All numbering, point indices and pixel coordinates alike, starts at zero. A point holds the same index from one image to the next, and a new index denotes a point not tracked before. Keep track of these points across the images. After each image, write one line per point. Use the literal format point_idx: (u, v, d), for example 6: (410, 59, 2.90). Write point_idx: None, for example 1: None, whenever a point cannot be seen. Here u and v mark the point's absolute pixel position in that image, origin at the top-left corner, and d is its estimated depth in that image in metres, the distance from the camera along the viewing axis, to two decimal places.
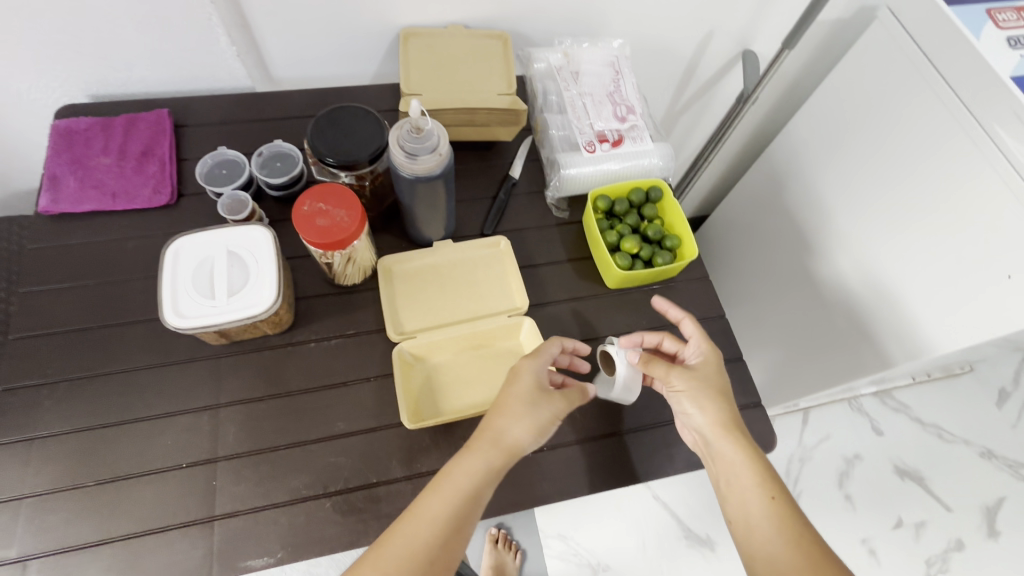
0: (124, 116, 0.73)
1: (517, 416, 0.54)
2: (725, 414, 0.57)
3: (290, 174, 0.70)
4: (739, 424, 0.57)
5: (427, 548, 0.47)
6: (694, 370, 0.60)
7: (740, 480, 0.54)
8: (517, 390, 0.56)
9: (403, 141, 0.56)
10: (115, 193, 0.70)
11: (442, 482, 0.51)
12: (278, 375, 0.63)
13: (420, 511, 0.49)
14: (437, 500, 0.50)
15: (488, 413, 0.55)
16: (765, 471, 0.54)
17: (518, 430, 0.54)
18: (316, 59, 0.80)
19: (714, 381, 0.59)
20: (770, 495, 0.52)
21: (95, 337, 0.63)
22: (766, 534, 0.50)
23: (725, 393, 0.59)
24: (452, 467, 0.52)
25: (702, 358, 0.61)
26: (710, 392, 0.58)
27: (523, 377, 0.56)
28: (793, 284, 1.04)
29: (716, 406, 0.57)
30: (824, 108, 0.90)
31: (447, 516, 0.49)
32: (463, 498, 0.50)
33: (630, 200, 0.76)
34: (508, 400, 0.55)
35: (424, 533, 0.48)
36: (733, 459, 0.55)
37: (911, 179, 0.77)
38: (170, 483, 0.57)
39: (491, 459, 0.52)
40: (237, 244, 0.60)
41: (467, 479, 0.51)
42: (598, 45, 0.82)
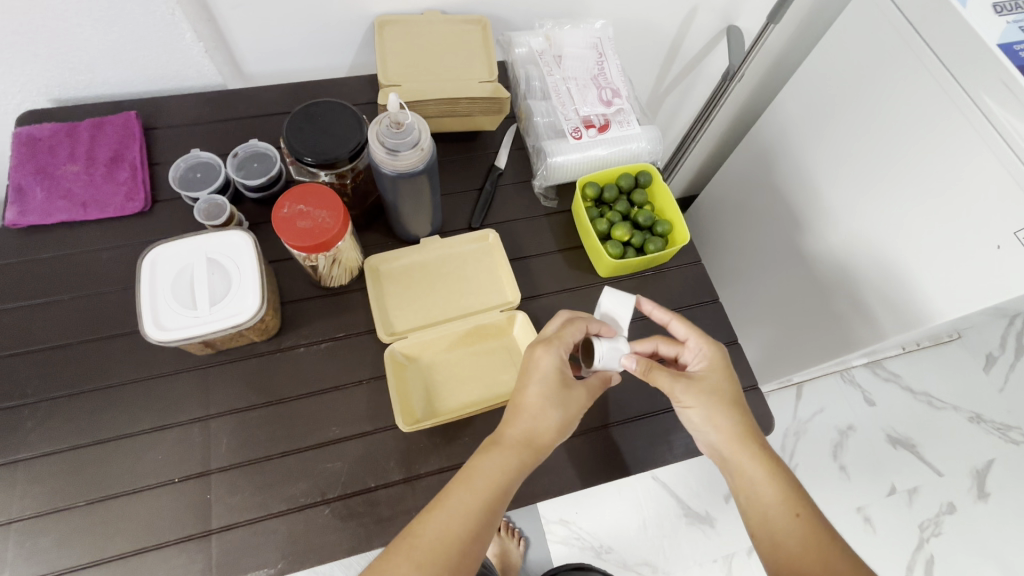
0: (90, 120, 0.70)
1: (546, 411, 0.53)
2: (740, 426, 0.55)
3: (269, 174, 0.68)
4: (753, 435, 0.55)
5: (458, 543, 0.46)
6: (701, 380, 0.56)
7: (763, 495, 0.52)
8: (537, 385, 0.53)
9: (382, 136, 0.53)
10: (86, 202, 0.67)
11: (472, 475, 0.50)
12: (268, 382, 0.61)
13: (449, 506, 0.48)
14: (468, 492, 0.49)
15: (511, 411, 0.53)
16: (788, 487, 0.53)
17: (547, 425, 0.53)
18: (289, 52, 0.77)
19: (726, 392, 0.56)
20: (794, 512, 0.51)
21: (75, 354, 0.61)
22: (795, 552, 0.49)
23: (739, 403, 0.56)
24: (481, 462, 0.50)
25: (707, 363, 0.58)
26: (723, 404, 0.55)
27: (544, 372, 0.53)
28: (784, 261, 1.04)
29: (730, 420, 0.55)
30: (812, 82, 0.89)
31: (476, 511, 0.48)
32: (493, 493, 0.49)
33: (619, 186, 0.74)
34: (534, 399, 0.53)
35: (451, 528, 0.47)
36: (754, 476, 0.53)
37: (901, 155, 0.76)
38: (163, 498, 0.56)
39: (521, 456, 0.51)
40: (216, 250, 0.57)
41: (496, 473, 0.50)
42: (580, 26, 0.80)
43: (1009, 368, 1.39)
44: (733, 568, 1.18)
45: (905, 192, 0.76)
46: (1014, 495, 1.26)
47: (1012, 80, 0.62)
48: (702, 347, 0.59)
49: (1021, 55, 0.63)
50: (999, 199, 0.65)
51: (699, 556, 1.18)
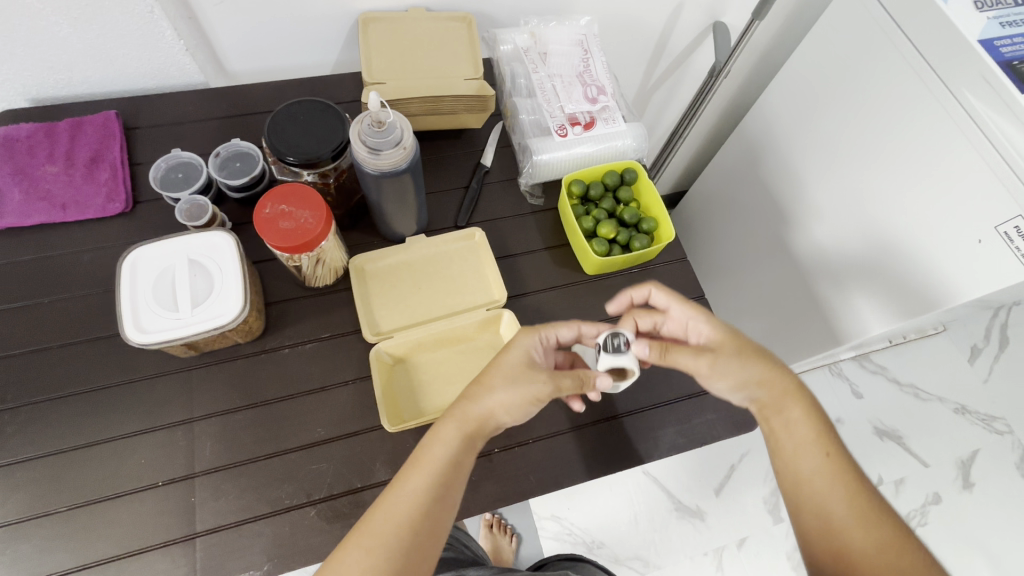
0: (68, 120, 0.69)
1: (498, 390, 0.52)
2: (776, 371, 0.54)
3: (252, 174, 0.67)
4: (787, 379, 0.54)
5: (408, 527, 0.46)
6: (723, 348, 0.54)
7: (795, 435, 0.52)
8: (501, 362, 0.54)
9: (364, 135, 0.53)
10: (65, 203, 0.66)
11: (421, 456, 0.50)
12: (253, 384, 0.61)
13: (400, 492, 0.47)
14: (417, 472, 0.49)
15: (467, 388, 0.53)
16: (820, 428, 0.53)
17: (497, 404, 0.51)
18: (272, 49, 0.77)
19: (751, 345, 0.55)
20: (826, 452, 0.51)
21: (55, 358, 0.60)
22: (824, 489, 0.49)
23: (764, 353, 0.55)
24: (430, 444, 0.50)
25: (716, 329, 0.56)
26: (752, 357, 0.54)
27: (512, 351, 0.54)
28: (771, 256, 1.04)
29: (762, 369, 0.54)
30: (797, 78, 0.89)
31: (425, 493, 0.47)
32: (443, 473, 0.49)
33: (605, 183, 0.75)
34: (491, 379, 0.53)
35: (404, 509, 0.46)
36: (789, 415, 0.53)
37: (885, 153, 0.77)
38: (147, 502, 0.55)
39: (468, 434, 0.51)
40: (198, 251, 0.57)
41: (445, 453, 0.50)
42: (565, 23, 0.79)
43: (994, 359, 1.41)
44: (723, 561, 1.19)
45: (888, 189, 0.77)
46: (999, 484, 1.28)
47: (993, 76, 0.63)
48: (693, 318, 0.57)
49: (1002, 51, 0.64)
50: (981, 195, 0.66)
51: (690, 550, 1.19)
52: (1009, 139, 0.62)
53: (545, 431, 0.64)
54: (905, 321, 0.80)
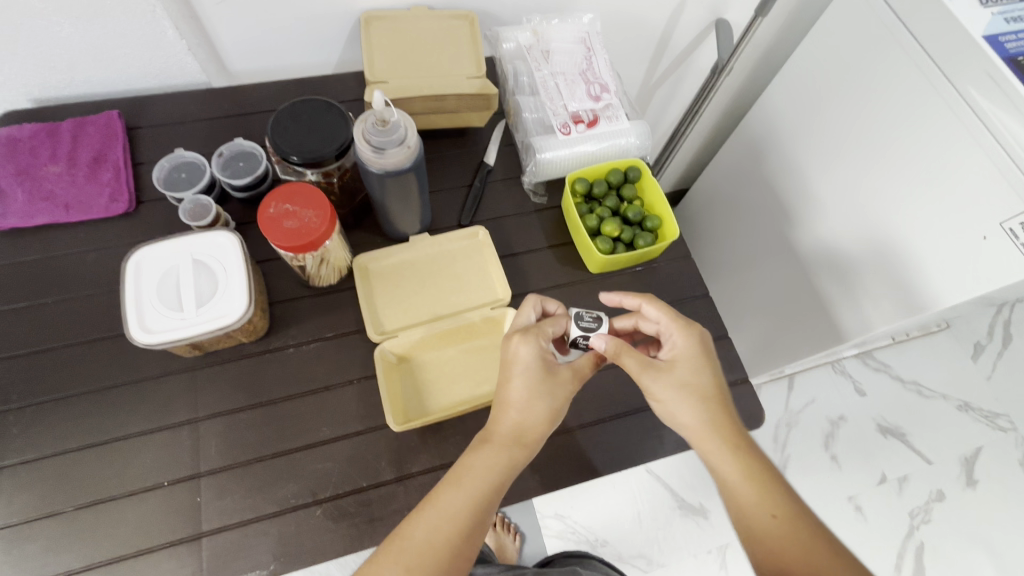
0: (71, 120, 0.69)
1: (535, 403, 0.52)
2: (713, 420, 0.53)
3: (255, 173, 0.67)
4: (724, 428, 0.53)
5: (448, 546, 0.45)
6: (672, 370, 0.55)
7: (738, 493, 0.51)
8: (521, 377, 0.52)
9: (368, 135, 0.53)
10: (68, 204, 0.66)
11: (463, 474, 0.49)
12: (258, 384, 0.61)
13: (439, 508, 0.47)
14: (458, 491, 0.48)
15: (499, 404, 0.53)
16: (764, 485, 0.50)
17: (535, 416, 0.52)
18: (275, 48, 0.76)
19: (696, 383, 0.54)
20: (772, 512, 0.49)
21: (60, 358, 0.60)
22: (778, 551, 0.47)
23: (712, 394, 0.54)
24: (468, 461, 0.50)
25: (683, 349, 0.56)
26: (692, 396, 0.54)
27: (523, 362, 0.53)
28: (775, 253, 1.04)
29: (699, 414, 0.53)
30: (801, 74, 0.89)
31: (465, 509, 0.47)
32: (484, 490, 0.48)
33: (608, 181, 0.74)
34: (524, 391, 0.52)
35: (447, 529, 0.46)
36: (727, 473, 0.51)
37: (889, 150, 0.76)
38: (153, 502, 0.55)
39: (510, 449, 0.51)
40: (203, 251, 0.57)
41: (484, 469, 0.49)
42: (568, 21, 0.79)
43: (998, 356, 1.40)
44: (726, 559, 1.19)
45: (892, 187, 0.77)
46: (1002, 481, 1.28)
47: (996, 71, 0.62)
48: (675, 333, 0.57)
49: (1006, 46, 0.62)
50: (987, 193, 0.66)
51: (694, 548, 1.19)
52: (1015, 137, 0.62)
53: (548, 430, 0.64)
54: (909, 319, 0.80)
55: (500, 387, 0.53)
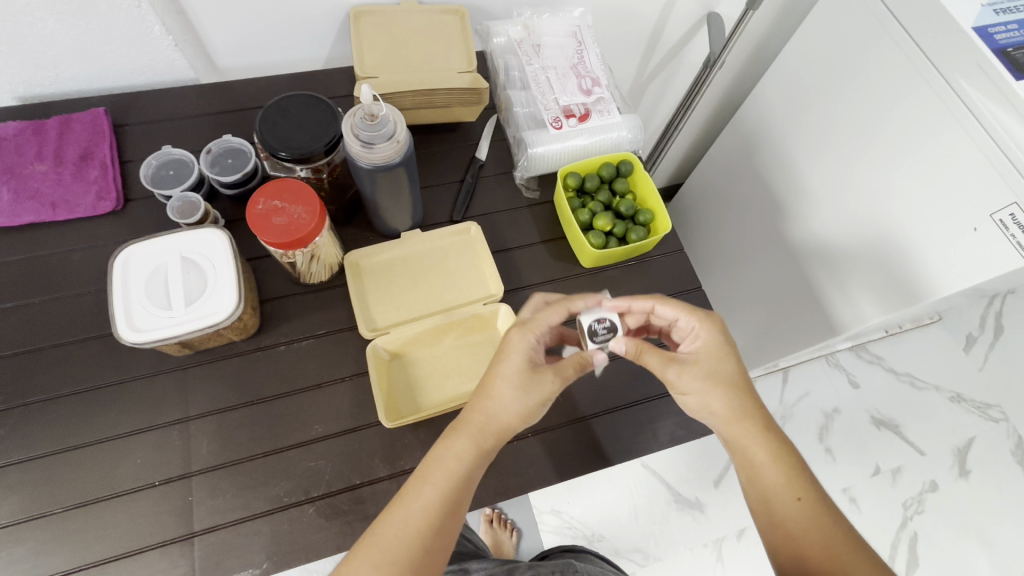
0: (56, 118, 0.68)
1: (507, 399, 0.51)
2: (742, 406, 0.53)
3: (244, 170, 0.66)
4: (753, 414, 0.53)
5: (415, 542, 0.45)
6: (698, 363, 0.54)
7: (766, 477, 0.51)
8: (506, 368, 0.52)
9: (357, 129, 0.52)
10: (55, 202, 0.65)
11: (432, 468, 0.49)
12: (249, 382, 0.61)
13: (409, 502, 0.47)
14: (427, 486, 0.48)
15: (475, 396, 0.53)
16: (790, 469, 0.51)
17: (507, 411, 0.51)
18: (263, 44, 0.76)
19: (723, 372, 0.54)
20: (797, 496, 0.49)
21: (48, 359, 0.59)
22: (799, 536, 0.48)
23: (737, 382, 0.54)
24: (439, 455, 0.49)
25: (705, 341, 0.55)
26: (721, 385, 0.53)
27: (512, 355, 0.53)
28: (768, 246, 1.04)
29: (728, 402, 0.53)
30: (793, 67, 0.89)
31: (433, 504, 0.47)
32: (452, 485, 0.48)
33: (601, 175, 0.74)
34: (499, 388, 0.52)
35: (414, 524, 0.46)
36: (756, 457, 0.52)
37: (882, 141, 0.76)
38: (144, 502, 0.55)
39: (480, 444, 0.50)
40: (192, 249, 0.56)
41: (454, 464, 0.49)
42: (558, 14, 0.79)
43: (989, 348, 1.41)
44: (722, 552, 1.19)
45: (884, 179, 0.77)
46: (995, 471, 1.29)
47: (987, 63, 0.63)
48: (694, 325, 0.56)
49: (996, 38, 0.63)
50: (976, 184, 0.66)
51: (690, 542, 1.20)
52: (1004, 128, 0.62)
53: (542, 425, 0.64)
54: (901, 311, 0.80)
55: (482, 380, 0.53)
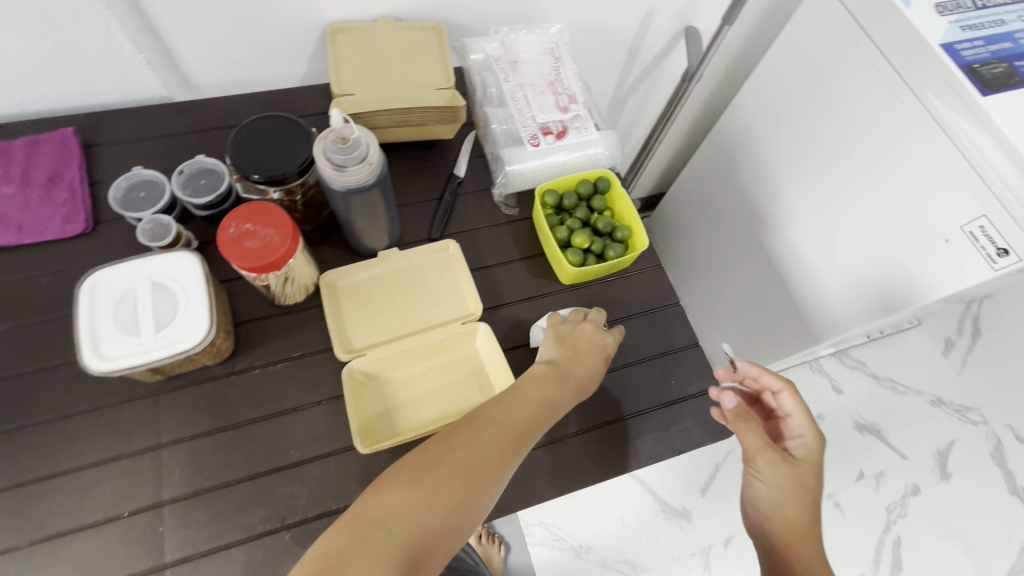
0: (24, 138, 0.67)
1: (597, 375, 0.58)
2: (806, 520, 0.56)
3: (218, 191, 0.65)
4: (815, 534, 0.55)
5: (520, 433, 0.48)
6: (797, 467, 0.58)
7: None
8: (604, 349, 0.60)
9: (329, 152, 0.51)
10: (21, 225, 0.64)
11: (544, 385, 0.53)
12: (223, 407, 0.59)
13: (521, 412, 0.50)
14: (537, 397, 0.52)
15: (579, 351, 0.59)
16: None
17: (597, 377, 0.58)
18: (239, 60, 0.76)
19: (804, 482, 0.57)
20: None
21: (13, 387, 0.58)
22: None
23: (812, 499, 0.57)
24: (550, 390, 0.53)
25: (801, 451, 0.60)
26: (797, 491, 0.56)
27: (610, 345, 0.61)
28: (750, 255, 1.05)
29: (801, 510, 0.56)
30: (770, 80, 0.90)
31: (538, 415, 0.50)
32: (552, 410, 0.52)
33: (578, 192, 0.74)
34: (594, 360, 0.59)
35: (520, 419, 0.49)
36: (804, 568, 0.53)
37: (856, 155, 0.78)
38: (113, 534, 0.54)
39: (575, 393, 0.56)
40: (162, 274, 0.55)
41: (555, 405, 0.53)
42: (535, 32, 0.80)
43: (967, 351, 1.44)
44: (710, 561, 1.19)
45: (859, 191, 0.79)
46: (975, 473, 1.31)
47: (953, 79, 0.63)
48: (805, 431, 0.61)
49: (963, 55, 0.63)
50: (943, 194, 0.67)
51: (678, 551, 1.20)
52: (972, 142, 0.63)
53: None
54: (881, 320, 0.82)
55: (584, 343, 0.60)
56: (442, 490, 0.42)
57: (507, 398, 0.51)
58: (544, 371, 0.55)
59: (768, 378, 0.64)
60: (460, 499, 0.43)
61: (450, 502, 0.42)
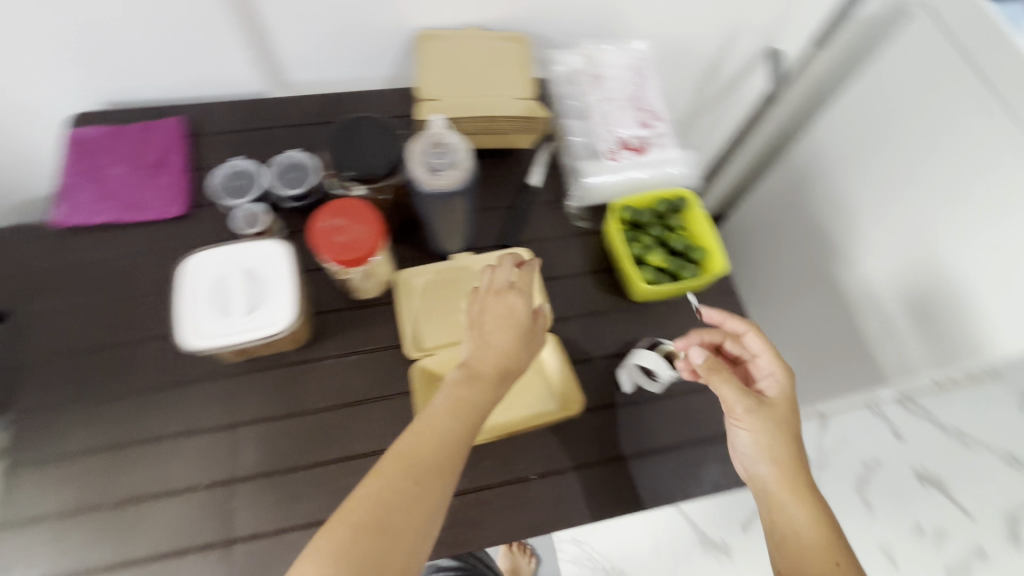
0: (137, 125, 0.72)
1: (514, 355, 0.51)
2: (793, 460, 0.53)
3: (304, 186, 0.67)
4: (808, 479, 0.53)
5: (432, 463, 0.44)
6: (772, 406, 0.56)
7: (803, 536, 0.50)
8: (518, 317, 0.52)
9: (424, 155, 0.54)
10: (129, 205, 0.69)
11: (452, 391, 0.48)
12: (296, 392, 0.62)
13: (438, 435, 0.46)
14: (447, 411, 0.47)
15: (494, 326, 0.52)
16: (829, 533, 0.50)
17: (518, 354, 0.52)
18: (331, 60, 0.79)
19: (784, 424, 0.55)
20: (835, 559, 0.48)
21: (110, 355, 0.62)
22: None
23: (797, 439, 0.55)
24: (460, 394, 0.48)
25: (776, 388, 0.58)
26: (780, 435, 0.54)
27: (522, 309, 0.53)
28: (817, 285, 1.01)
29: (788, 454, 0.54)
30: (855, 108, 0.87)
31: (451, 431, 0.46)
32: (468, 416, 0.47)
33: (654, 210, 0.73)
34: (507, 338, 0.51)
35: (428, 448, 0.45)
36: (797, 514, 0.51)
37: (960, 206, 0.72)
38: (189, 504, 0.56)
39: (497, 385, 0.50)
40: (255, 260, 0.58)
41: (480, 406, 0.48)
42: (619, 47, 0.80)
43: None
44: None
45: (942, 228, 0.75)
46: None
47: None
48: (774, 369, 0.59)
49: None
50: None
51: None
52: None
53: (581, 459, 0.62)
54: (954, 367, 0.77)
55: (489, 316, 0.52)
56: (354, 555, 0.40)
57: (415, 423, 0.47)
58: (453, 376, 0.49)
59: (733, 323, 0.63)
60: (386, 552, 0.41)
61: (379, 557, 0.40)
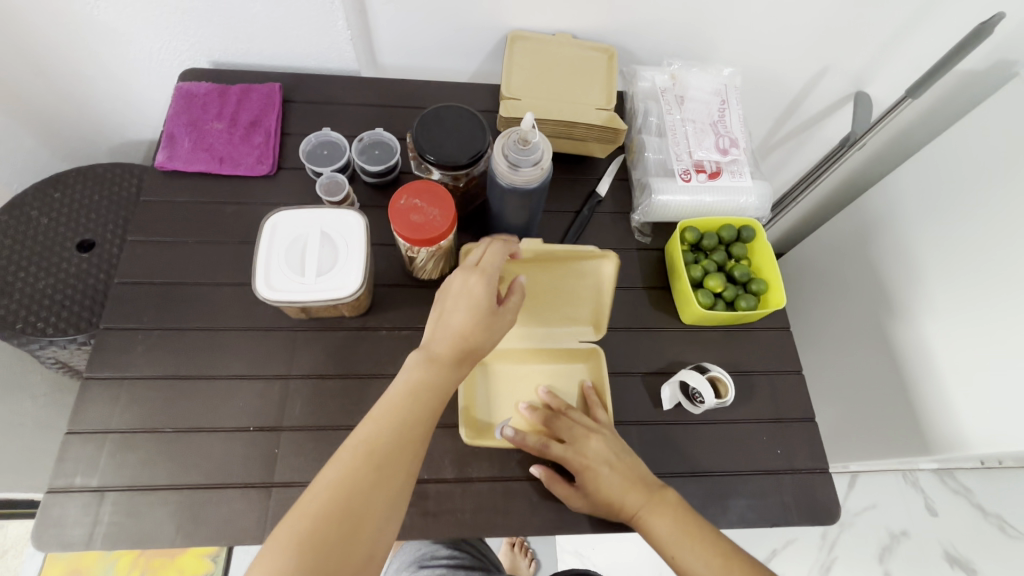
0: (239, 86, 0.77)
1: (475, 336, 0.50)
2: (625, 491, 0.55)
3: (387, 163, 0.72)
4: (648, 491, 0.55)
5: (396, 450, 0.44)
6: (587, 477, 0.56)
7: (666, 543, 0.52)
8: (479, 300, 0.51)
9: (507, 150, 0.56)
10: (223, 158, 0.73)
11: (412, 378, 0.48)
12: (349, 357, 0.65)
13: (398, 426, 0.45)
14: (409, 397, 0.47)
15: (442, 314, 0.51)
16: (692, 528, 0.52)
17: (484, 337, 0.51)
18: (423, 48, 0.82)
19: (605, 478, 0.55)
20: (696, 549, 0.51)
21: (187, 293, 0.66)
22: None
23: (629, 475, 0.55)
24: (415, 377, 0.48)
25: (599, 447, 0.57)
26: (609, 488, 0.55)
27: (479, 289, 0.51)
28: (863, 339, 0.97)
29: (622, 491, 0.55)
30: (931, 160, 0.87)
31: (417, 415, 0.46)
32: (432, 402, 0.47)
33: (719, 235, 0.71)
34: (465, 319, 0.50)
35: (392, 436, 0.44)
36: (656, 531, 0.53)
37: (1005, 272, 0.73)
38: (237, 443, 0.60)
39: (457, 368, 0.50)
40: (331, 226, 0.61)
41: (437, 390, 0.48)
42: (708, 71, 0.80)
43: None
44: None
45: (981, 280, 0.76)
46: None
47: None
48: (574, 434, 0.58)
49: None
50: None
51: None
52: None
53: None
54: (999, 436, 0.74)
55: (445, 309, 0.51)
56: (316, 550, 0.39)
57: (372, 416, 0.45)
58: (414, 361, 0.49)
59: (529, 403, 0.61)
60: (347, 550, 0.40)
61: (341, 554, 0.40)
